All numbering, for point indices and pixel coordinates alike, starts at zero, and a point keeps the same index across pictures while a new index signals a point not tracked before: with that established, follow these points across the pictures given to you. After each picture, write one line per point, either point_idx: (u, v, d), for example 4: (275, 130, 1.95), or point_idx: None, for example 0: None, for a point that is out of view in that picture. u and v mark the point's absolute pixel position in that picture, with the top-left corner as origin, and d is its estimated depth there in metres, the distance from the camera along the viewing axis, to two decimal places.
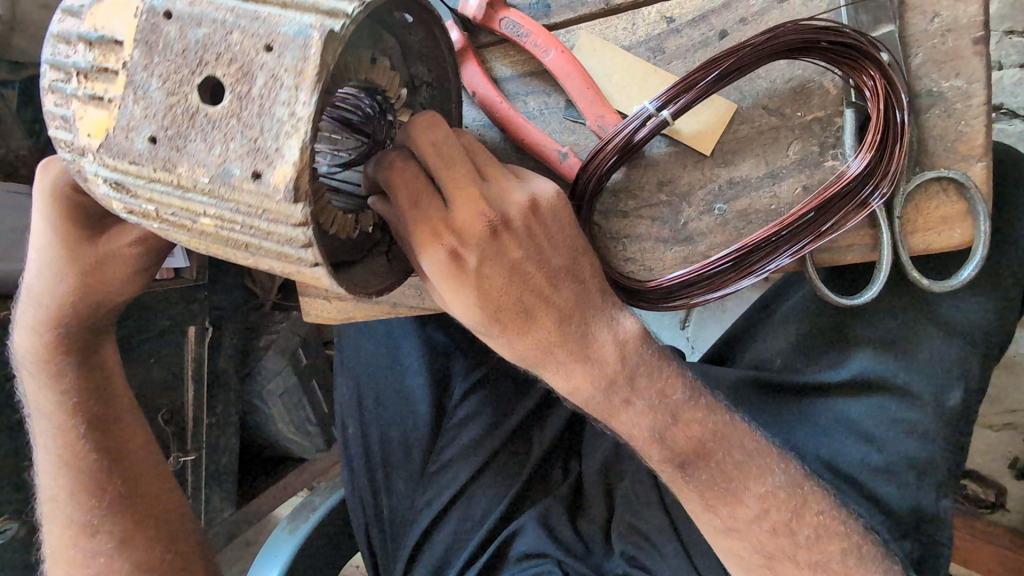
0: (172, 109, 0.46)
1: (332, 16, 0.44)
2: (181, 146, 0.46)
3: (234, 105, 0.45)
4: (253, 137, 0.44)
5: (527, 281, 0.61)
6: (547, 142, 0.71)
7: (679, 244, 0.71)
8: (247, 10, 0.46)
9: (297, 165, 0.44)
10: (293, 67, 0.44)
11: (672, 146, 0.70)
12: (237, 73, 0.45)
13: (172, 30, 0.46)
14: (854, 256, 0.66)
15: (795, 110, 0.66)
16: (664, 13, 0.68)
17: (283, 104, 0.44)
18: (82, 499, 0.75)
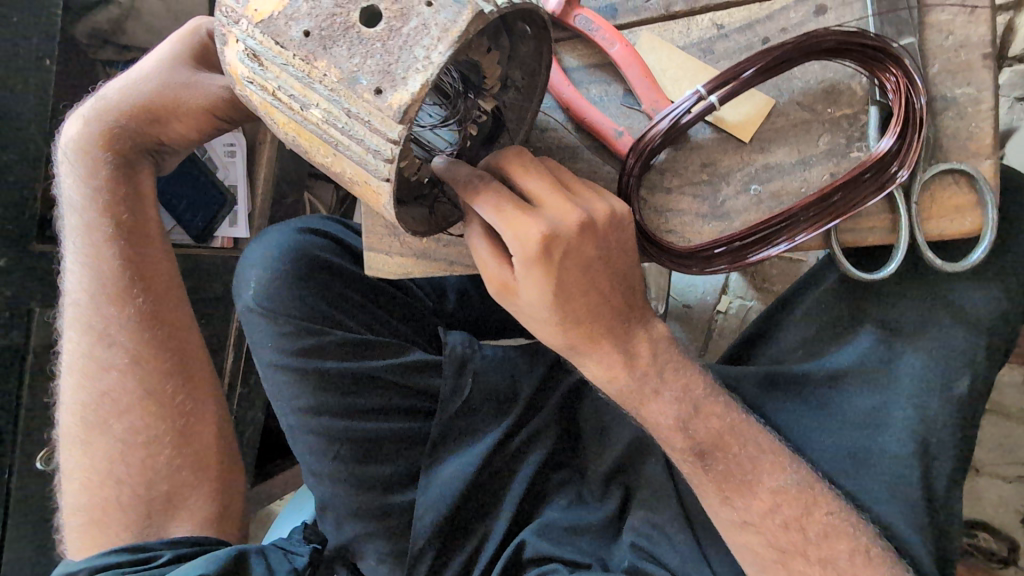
0: (334, 16, 0.53)
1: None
2: (328, 46, 0.53)
3: (384, 32, 0.52)
4: (389, 61, 0.51)
5: (594, 268, 0.71)
6: (606, 121, 0.81)
7: (717, 219, 0.80)
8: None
9: (414, 95, 0.50)
10: (443, 23, 0.50)
11: (716, 133, 0.79)
12: (398, 12, 0.52)
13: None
14: (874, 238, 0.74)
15: (826, 107, 0.75)
16: (715, 21, 0.80)
17: (423, 46, 0.50)
18: (105, 308, 0.84)
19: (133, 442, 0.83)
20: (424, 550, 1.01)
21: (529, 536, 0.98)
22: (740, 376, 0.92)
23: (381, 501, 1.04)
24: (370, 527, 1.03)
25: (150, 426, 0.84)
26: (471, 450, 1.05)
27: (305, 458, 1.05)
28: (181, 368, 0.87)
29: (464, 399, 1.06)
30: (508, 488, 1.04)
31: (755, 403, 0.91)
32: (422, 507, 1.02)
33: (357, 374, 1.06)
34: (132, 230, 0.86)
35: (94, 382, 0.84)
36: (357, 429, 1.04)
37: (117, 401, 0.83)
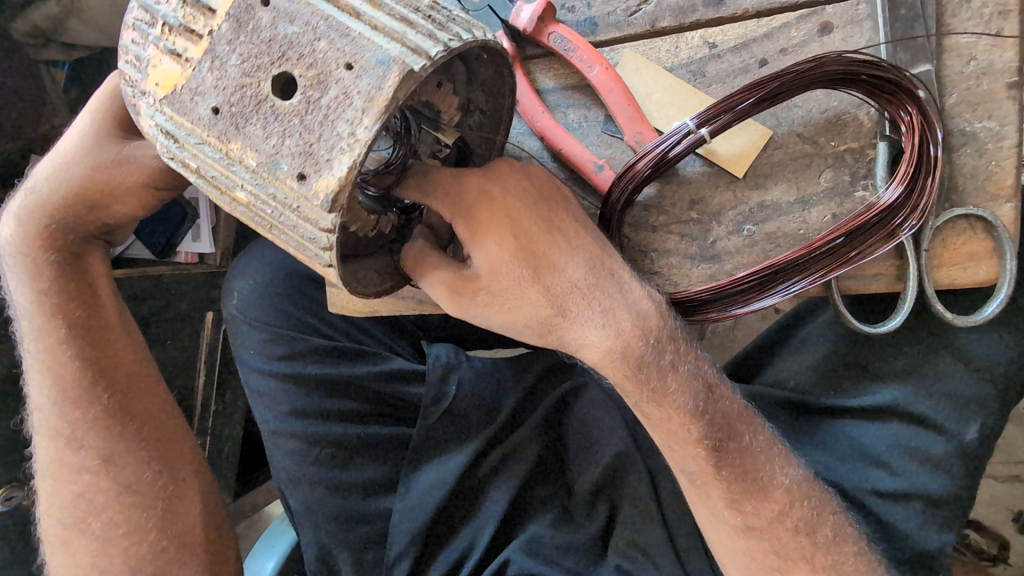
0: (243, 89, 0.47)
1: (418, 55, 0.45)
2: (240, 126, 0.47)
3: (300, 105, 0.46)
4: (309, 141, 0.46)
5: (546, 206, 0.67)
6: (584, 153, 0.72)
7: (706, 261, 0.72)
8: (341, 22, 0.47)
9: (341, 179, 0.45)
10: (365, 93, 0.45)
11: (707, 166, 0.72)
12: (313, 78, 0.46)
13: (266, 19, 0.47)
14: (878, 286, 0.67)
15: (830, 139, 0.68)
16: (707, 39, 0.71)
17: (346, 121, 0.45)
18: (67, 410, 0.76)
19: (114, 537, 0.76)
20: (399, 559, 0.98)
21: (515, 554, 0.92)
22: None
23: (357, 507, 1.02)
24: (348, 537, 1.00)
25: (131, 516, 0.76)
26: (448, 460, 1.00)
27: (282, 464, 1.05)
28: (157, 451, 0.79)
29: (443, 409, 1.01)
30: (483, 508, 0.99)
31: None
32: (399, 514, 0.99)
33: (337, 379, 1.06)
34: (88, 329, 0.78)
35: (70, 484, 0.76)
36: (333, 432, 1.03)
37: (92, 500, 0.76)
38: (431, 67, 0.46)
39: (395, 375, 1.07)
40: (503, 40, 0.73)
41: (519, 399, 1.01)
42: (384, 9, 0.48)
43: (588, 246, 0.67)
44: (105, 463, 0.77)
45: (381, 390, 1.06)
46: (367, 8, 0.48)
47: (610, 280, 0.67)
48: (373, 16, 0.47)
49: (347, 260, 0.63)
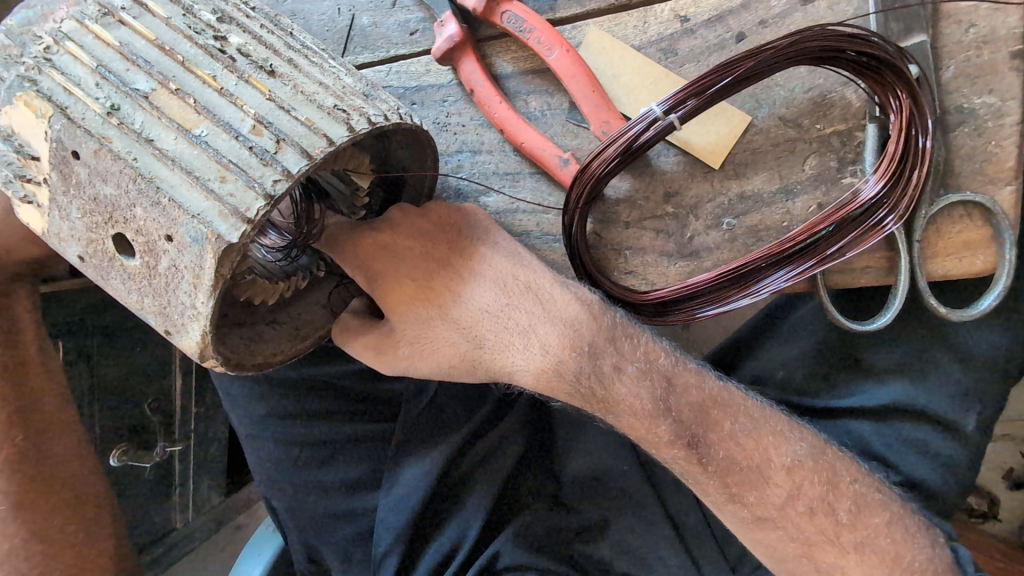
0: (94, 243, 0.50)
1: (236, 219, 0.44)
2: (103, 277, 0.51)
3: (144, 269, 0.48)
4: (163, 305, 0.49)
5: (442, 240, 0.66)
6: (547, 146, 0.66)
7: (684, 258, 0.66)
8: (155, 177, 0.45)
9: (199, 343, 0.49)
10: (190, 269, 0.46)
11: (681, 156, 0.66)
12: (145, 245, 0.47)
13: (83, 174, 0.47)
14: (868, 279, 0.62)
15: (814, 122, 0.62)
16: (678, 12, 0.64)
17: (185, 293, 0.47)
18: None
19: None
20: (386, 555, 0.94)
21: (504, 545, 0.88)
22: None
23: (342, 504, 0.99)
24: (335, 536, 0.99)
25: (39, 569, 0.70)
26: (427, 457, 0.95)
27: (256, 468, 1.00)
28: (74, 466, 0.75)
29: (427, 401, 0.97)
30: (463, 507, 0.94)
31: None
32: (383, 509, 0.95)
33: (314, 379, 1.01)
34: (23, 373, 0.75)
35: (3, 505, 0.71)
36: (310, 433, 0.99)
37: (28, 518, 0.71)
38: (248, 233, 0.45)
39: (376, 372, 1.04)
40: (451, 23, 0.66)
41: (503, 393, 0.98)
42: (198, 148, 0.45)
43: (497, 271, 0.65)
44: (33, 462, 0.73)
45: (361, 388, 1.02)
46: (180, 148, 0.46)
47: (526, 298, 0.65)
48: (187, 159, 0.45)
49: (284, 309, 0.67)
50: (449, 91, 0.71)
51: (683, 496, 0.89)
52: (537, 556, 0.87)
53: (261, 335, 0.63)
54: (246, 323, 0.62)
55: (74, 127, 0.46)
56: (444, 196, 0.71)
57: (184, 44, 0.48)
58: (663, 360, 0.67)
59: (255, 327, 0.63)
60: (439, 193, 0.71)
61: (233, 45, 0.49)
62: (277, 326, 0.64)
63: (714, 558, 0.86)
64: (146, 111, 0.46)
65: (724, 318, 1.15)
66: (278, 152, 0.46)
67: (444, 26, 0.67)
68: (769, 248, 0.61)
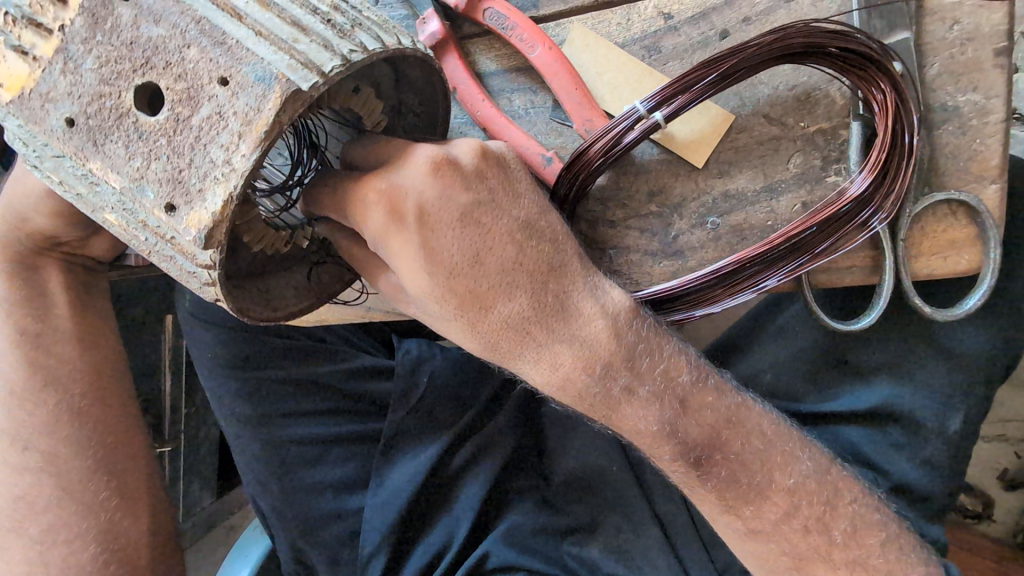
0: (101, 98, 0.45)
1: (309, 71, 0.43)
2: (100, 141, 0.45)
3: (168, 124, 0.44)
4: (179, 167, 0.44)
5: (476, 224, 0.53)
6: (531, 144, 0.65)
7: (668, 258, 0.66)
8: (216, 24, 0.44)
9: (216, 214, 0.44)
10: (241, 114, 0.43)
11: (664, 153, 0.65)
12: (181, 93, 0.44)
13: (127, 16, 0.44)
14: (853, 279, 0.62)
15: (799, 120, 0.61)
16: (661, 10, 0.63)
17: (221, 147, 0.43)
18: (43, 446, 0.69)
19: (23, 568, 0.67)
20: (373, 557, 0.93)
21: (493, 546, 0.88)
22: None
23: (329, 506, 0.98)
24: (320, 538, 0.97)
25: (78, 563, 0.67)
26: (416, 457, 0.95)
27: (244, 467, 1.00)
28: (103, 443, 0.71)
29: (416, 401, 0.97)
30: (453, 507, 0.94)
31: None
32: (370, 510, 0.94)
33: (302, 379, 1.01)
34: (62, 363, 0.72)
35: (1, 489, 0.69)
36: (298, 433, 0.99)
37: (29, 505, 0.69)
38: (321, 86, 0.43)
39: (363, 373, 1.03)
40: (433, 20, 0.66)
41: (489, 394, 0.97)
42: (273, 10, 0.45)
43: (534, 270, 0.55)
44: (50, 440, 0.70)
45: (348, 389, 1.02)
46: (252, 8, 0.44)
47: (554, 306, 0.56)
48: (258, 16, 0.44)
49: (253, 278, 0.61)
50: None
51: (673, 498, 0.89)
52: (525, 556, 0.86)
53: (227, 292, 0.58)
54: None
55: None
56: None
57: None
58: (686, 376, 0.62)
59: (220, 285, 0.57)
60: None
61: None
62: (245, 289, 0.59)
63: (701, 561, 0.85)
64: None
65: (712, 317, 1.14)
66: (353, 30, 0.47)
67: (427, 23, 0.66)
68: (757, 245, 0.61)
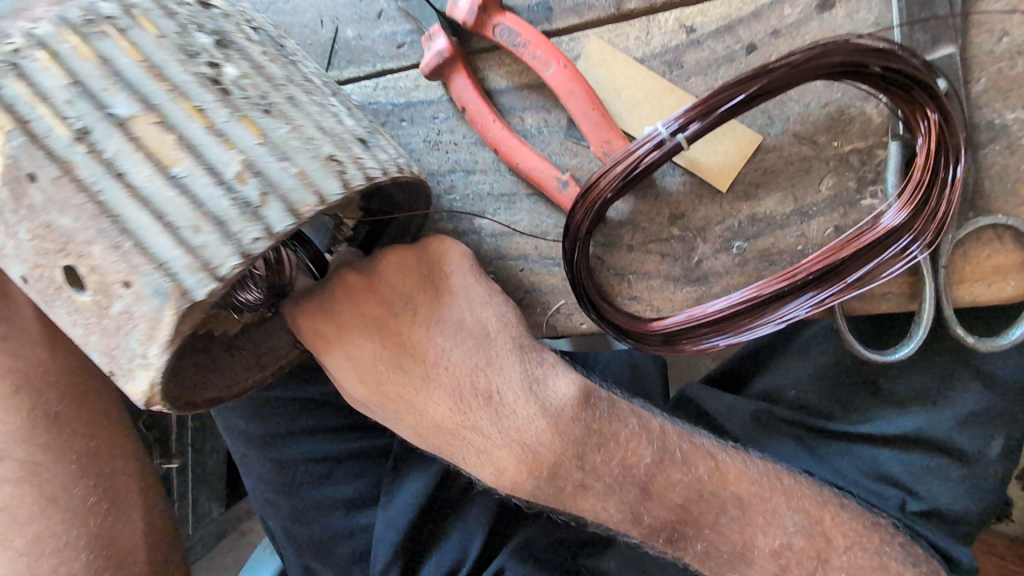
0: (40, 268, 0.47)
1: (205, 274, 0.44)
2: (48, 304, 0.48)
3: (94, 304, 0.46)
4: (111, 347, 0.48)
5: (404, 339, 0.64)
6: (544, 168, 0.62)
7: (691, 283, 0.63)
8: (122, 216, 0.44)
9: (146, 395, 0.49)
10: (147, 320, 0.45)
11: (687, 175, 0.62)
12: (98, 284, 0.45)
13: (38, 200, 0.44)
14: (889, 305, 0.58)
15: (831, 140, 0.57)
16: (683, 22, 0.59)
17: (136, 343, 0.46)
18: (45, 480, 0.68)
19: None
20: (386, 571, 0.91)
21: (508, 561, 0.84)
22: (730, 411, 0.74)
23: (341, 523, 0.96)
24: (334, 555, 0.96)
25: None
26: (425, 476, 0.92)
27: (254, 489, 0.98)
28: (95, 472, 0.72)
29: None
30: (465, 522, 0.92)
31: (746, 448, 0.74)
32: (379, 530, 0.91)
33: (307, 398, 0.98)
34: None
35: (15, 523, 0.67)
36: (307, 453, 0.97)
37: (40, 540, 0.67)
38: (217, 290, 0.45)
39: None
40: (439, 36, 0.62)
41: None
42: (175, 190, 0.44)
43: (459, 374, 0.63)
44: (30, 479, 0.69)
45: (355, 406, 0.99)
46: (155, 189, 0.44)
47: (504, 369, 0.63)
48: (159, 201, 0.44)
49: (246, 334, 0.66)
50: (439, 107, 0.68)
51: None
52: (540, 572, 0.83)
53: (218, 363, 0.62)
54: (203, 350, 0.61)
55: (36, 146, 0.44)
56: (435, 218, 0.69)
57: (175, 68, 0.45)
58: (647, 459, 0.65)
59: (210, 354, 0.61)
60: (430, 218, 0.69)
61: (228, 77, 0.47)
62: (235, 354, 0.63)
63: None
64: (122, 141, 0.44)
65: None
66: (263, 206, 0.45)
67: (433, 40, 0.62)
68: (778, 278, 0.58)
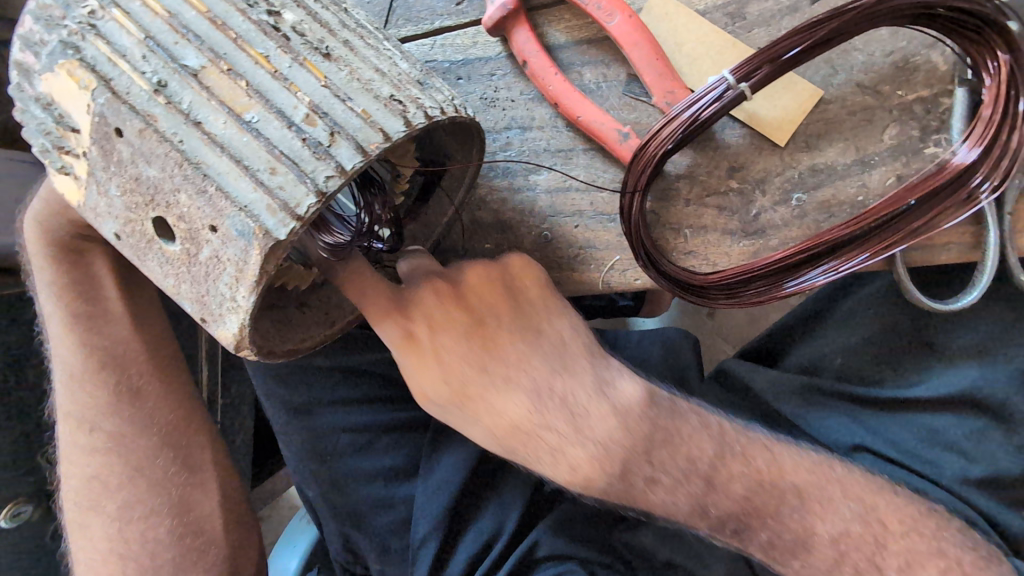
0: (132, 222, 0.44)
1: (285, 214, 0.39)
2: (141, 259, 0.46)
3: (183, 255, 0.43)
4: (201, 293, 0.44)
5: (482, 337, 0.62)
6: (606, 121, 0.63)
7: (748, 237, 0.63)
8: (201, 162, 0.40)
9: (237, 336, 0.45)
10: (234, 263, 0.41)
11: (746, 130, 0.62)
12: (187, 232, 0.42)
13: (125, 153, 0.41)
14: (948, 257, 0.59)
15: (894, 89, 0.58)
16: None
17: (226, 286, 0.42)
18: (108, 428, 0.69)
19: (113, 538, 0.67)
20: (424, 542, 0.91)
21: (543, 535, 0.84)
22: (774, 385, 0.73)
23: (379, 493, 0.95)
24: (372, 527, 0.95)
25: (153, 530, 0.68)
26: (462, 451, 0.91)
27: (290, 455, 0.97)
28: (177, 446, 0.70)
29: None
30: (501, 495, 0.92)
31: (792, 423, 0.73)
32: (420, 498, 0.92)
33: (347, 368, 0.96)
34: (119, 349, 0.70)
35: (81, 467, 0.69)
36: (348, 421, 0.96)
37: (106, 483, 0.68)
38: (299, 230, 0.39)
39: None
40: None
41: None
42: (250, 135, 0.40)
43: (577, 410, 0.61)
44: (117, 450, 0.68)
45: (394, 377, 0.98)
46: (231, 135, 0.40)
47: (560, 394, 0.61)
48: (237, 146, 0.40)
49: (311, 297, 0.65)
50: (496, 64, 0.69)
51: None
52: (578, 546, 0.83)
53: (289, 320, 0.62)
54: (276, 309, 0.61)
55: (119, 102, 0.40)
56: (490, 174, 0.69)
57: (237, 17, 0.42)
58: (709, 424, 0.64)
59: (284, 311, 0.62)
60: (485, 174, 0.69)
61: (288, 23, 0.43)
62: (305, 311, 0.63)
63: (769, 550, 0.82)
64: (195, 89, 0.40)
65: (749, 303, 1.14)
66: (332, 145, 0.40)
67: None
68: (846, 223, 0.58)
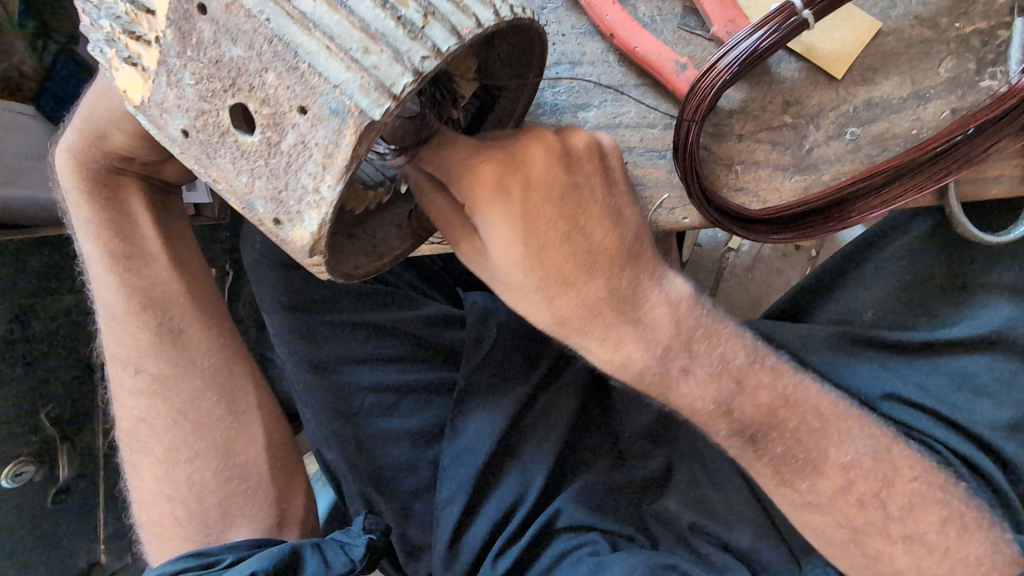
0: (205, 114, 0.43)
1: (380, 93, 0.38)
2: (210, 156, 0.44)
3: (262, 146, 0.42)
4: (277, 188, 0.42)
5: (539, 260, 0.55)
6: (663, 53, 0.64)
7: (802, 172, 0.62)
8: (291, 40, 0.38)
9: (314, 235, 0.43)
10: (322, 148, 0.39)
11: (802, 64, 0.63)
12: (269, 117, 0.40)
13: (207, 33, 0.40)
14: (1002, 189, 0.60)
15: (951, 22, 0.60)
16: None
17: (309, 176, 0.41)
18: (149, 368, 0.67)
19: (161, 479, 0.67)
20: (447, 505, 0.80)
21: (565, 503, 0.76)
22: (807, 337, 0.73)
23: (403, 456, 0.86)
24: (394, 491, 0.84)
25: (195, 471, 0.67)
26: (490, 413, 0.81)
27: (308, 416, 0.89)
28: (220, 387, 0.68)
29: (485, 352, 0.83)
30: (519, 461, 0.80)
31: (824, 372, 0.72)
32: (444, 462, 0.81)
33: (371, 325, 0.89)
34: (156, 286, 0.67)
35: (128, 407, 0.68)
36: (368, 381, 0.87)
37: (154, 425, 0.67)
38: (393, 111, 0.38)
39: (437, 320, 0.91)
40: None
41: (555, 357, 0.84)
42: (342, 12, 0.38)
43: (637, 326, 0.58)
44: (163, 393, 0.67)
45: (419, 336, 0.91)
46: (321, 12, 0.38)
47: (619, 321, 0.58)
48: (327, 24, 0.38)
49: (358, 229, 0.62)
50: None
51: None
52: (601, 516, 0.75)
53: (338, 247, 0.59)
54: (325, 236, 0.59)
55: None
56: (538, 112, 0.66)
57: None
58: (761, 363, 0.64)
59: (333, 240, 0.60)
60: (532, 110, 0.67)
61: None
62: (354, 240, 0.61)
63: None
64: None
65: (759, 278, 1.14)
66: (426, 26, 0.39)
67: None
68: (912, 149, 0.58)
